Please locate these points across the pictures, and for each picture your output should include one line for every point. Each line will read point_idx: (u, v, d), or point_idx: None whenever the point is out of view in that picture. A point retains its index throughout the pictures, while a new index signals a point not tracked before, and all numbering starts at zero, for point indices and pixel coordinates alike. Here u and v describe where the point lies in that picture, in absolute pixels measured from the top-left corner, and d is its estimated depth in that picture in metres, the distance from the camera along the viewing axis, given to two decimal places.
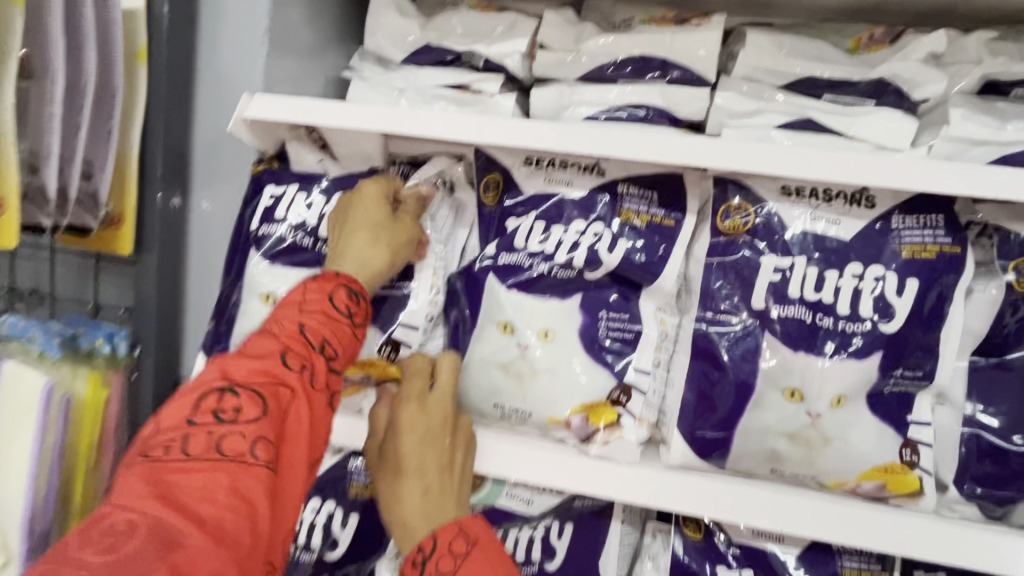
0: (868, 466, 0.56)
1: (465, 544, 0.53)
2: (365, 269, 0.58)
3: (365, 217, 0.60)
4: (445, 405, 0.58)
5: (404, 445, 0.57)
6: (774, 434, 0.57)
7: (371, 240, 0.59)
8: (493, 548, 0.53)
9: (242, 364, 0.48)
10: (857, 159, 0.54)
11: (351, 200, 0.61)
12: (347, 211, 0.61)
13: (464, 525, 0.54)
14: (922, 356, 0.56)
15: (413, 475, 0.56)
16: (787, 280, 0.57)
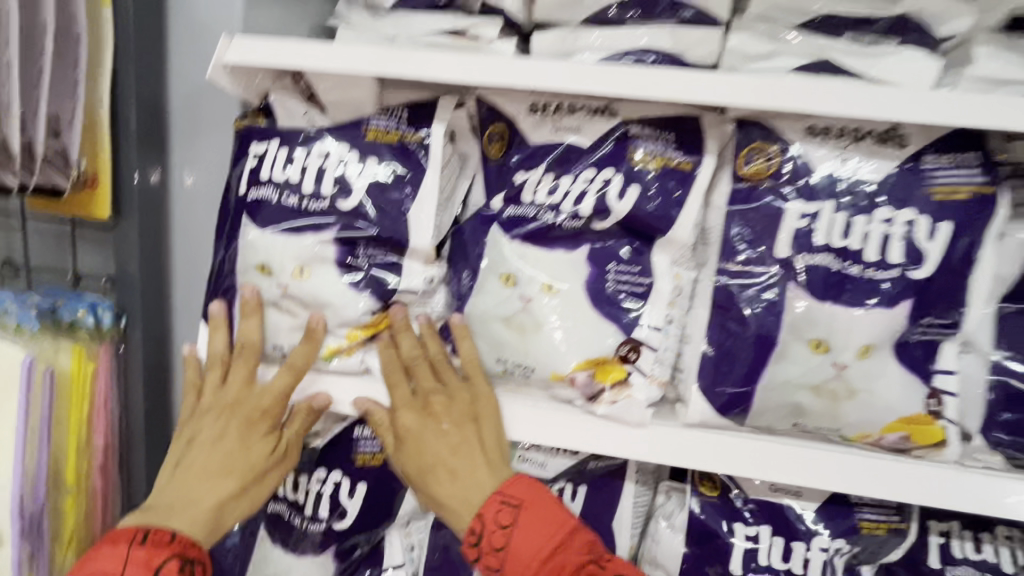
0: (893, 417, 0.54)
1: (510, 511, 0.55)
2: (217, 497, 0.57)
3: (212, 420, 0.59)
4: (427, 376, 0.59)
5: (410, 445, 0.58)
6: (798, 387, 0.55)
7: (216, 468, 0.58)
8: (538, 505, 0.55)
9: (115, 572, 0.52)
10: (889, 94, 0.50)
11: (195, 416, 0.60)
12: (193, 431, 0.60)
13: (504, 492, 0.56)
14: (949, 303, 0.54)
15: (435, 435, 0.58)
16: (813, 227, 0.54)
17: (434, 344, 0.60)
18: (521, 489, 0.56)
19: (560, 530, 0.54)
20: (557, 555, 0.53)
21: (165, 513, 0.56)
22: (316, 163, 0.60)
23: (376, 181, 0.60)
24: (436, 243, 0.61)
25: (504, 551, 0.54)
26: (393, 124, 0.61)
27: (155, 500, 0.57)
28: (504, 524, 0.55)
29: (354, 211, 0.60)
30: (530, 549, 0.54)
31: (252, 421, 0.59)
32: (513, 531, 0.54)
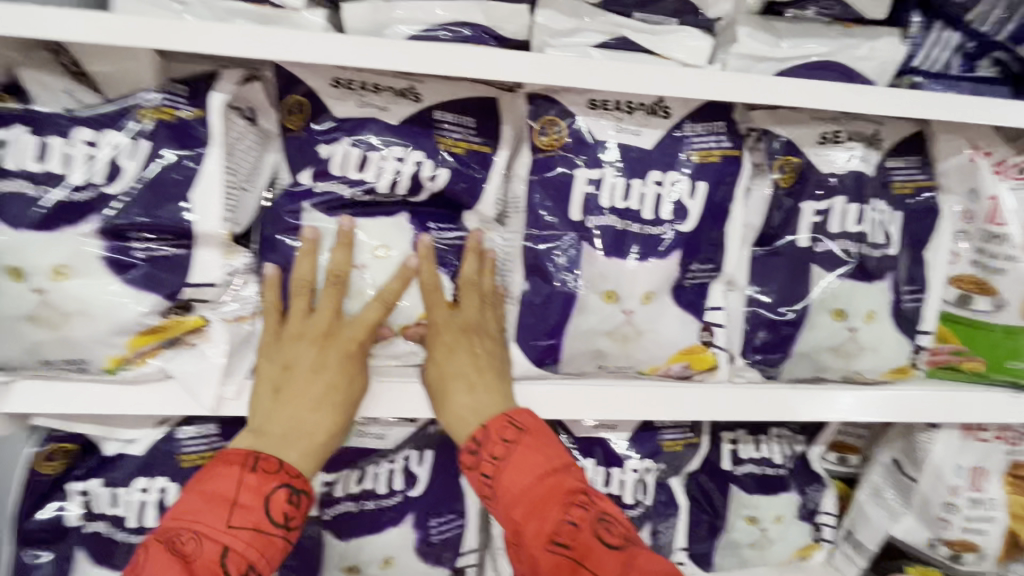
0: (674, 349, 0.64)
1: (516, 430, 0.55)
2: (325, 431, 0.55)
3: (288, 350, 0.56)
4: (326, 318, 0.57)
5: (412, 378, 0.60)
6: (597, 334, 0.62)
7: (313, 402, 0.55)
8: (541, 435, 0.56)
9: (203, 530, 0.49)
10: (652, 71, 0.57)
11: (286, 342, 0.56)
12: (287, 358, 0.56)
13: (513, 415, 0.56)
14: (712, 250, 0.64)
15: (448, 354, 0.58)
16: (599, 191, 0.60)
17: (471, 264, 0.61)
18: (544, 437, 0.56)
19: (557, 458, 0.55)
20: (552, 477, 0.54)
21: (280, 446, 0.54)
22: (81, 151, 0.53)
23: (155, 165, 0.54)
24: (232, 227, 0.58)
25: (499, 465, 0.54)
26: (166, 99, 0.56)
27: (268, 430, 0.54)
28: (506, 439, 0.55)
29: (128, 197, 0.53)
30: (534, 465, 0.54)
31: (352, 354, 0.56)
32: (517, 448, 0.54)
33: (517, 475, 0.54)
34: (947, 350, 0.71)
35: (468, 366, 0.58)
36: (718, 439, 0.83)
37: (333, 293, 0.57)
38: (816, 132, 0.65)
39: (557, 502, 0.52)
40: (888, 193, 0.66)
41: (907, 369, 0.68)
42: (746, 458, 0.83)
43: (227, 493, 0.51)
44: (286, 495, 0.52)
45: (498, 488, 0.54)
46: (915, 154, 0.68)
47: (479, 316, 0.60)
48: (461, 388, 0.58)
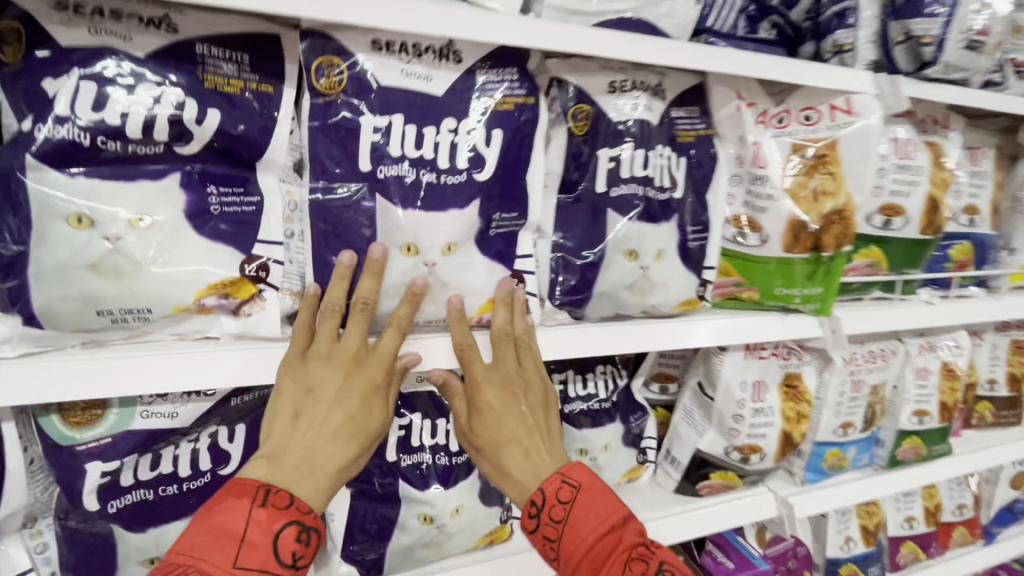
0: (483, 299, 0.65)
1: (570, 489, 0.63)
2: (337, 464, 0.58)
3: (310, 373, 0.57)
4: (349, 351, 0.58)
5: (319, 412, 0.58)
6: (399, 288, 0.61)
7: (327, 435, 0.57)
8: (596, 488, 0.63)
9: (231, 553, 0.51)
10: (438, 11, 0.54)
11: (310, 368, 0.57)
12: (311, 384, 0.57)
13: (567, 474, 0.64)
14: (516, 198, 0.65)
15: (376, 403, 0.60)
16: (387, 140, 0.58)
17: (339, 290, 0.59)
18: (578, 473, 0.65)
19: (615, 514, 0.62)
20: (615, 533, 0.61)
21: (291, 479, 0.56)
22: None
23: None
24: None
25: (563, 522, 0.62)
26: None
27: (283, 460, 0.55)
28: (564, 499, 0.63)
29: None
30: (589, 530, 0.61)
31: (375, 387, 0.59)
32: (574, 505, 0.62)
33: (575, 537, 0.61)
34: (731, 282, 0.82)
35: (498, 409, 0.65)
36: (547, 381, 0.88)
37: (360, 323, 0.58)
38: (605, 81, 0.68)
39: (615, 562, 0.59)
40: (674, 141, 0.73)
41: (696, 301, 0.77)
42: (575, 397, 0.89)
43: (237, 530, 0.52)
44: (294, 534, 0.54)
45: (561, 542, 0.62)
46: (697, 105, 0.75)
47: (524, 368, 0.65)
48: (492, 425, 0.65)
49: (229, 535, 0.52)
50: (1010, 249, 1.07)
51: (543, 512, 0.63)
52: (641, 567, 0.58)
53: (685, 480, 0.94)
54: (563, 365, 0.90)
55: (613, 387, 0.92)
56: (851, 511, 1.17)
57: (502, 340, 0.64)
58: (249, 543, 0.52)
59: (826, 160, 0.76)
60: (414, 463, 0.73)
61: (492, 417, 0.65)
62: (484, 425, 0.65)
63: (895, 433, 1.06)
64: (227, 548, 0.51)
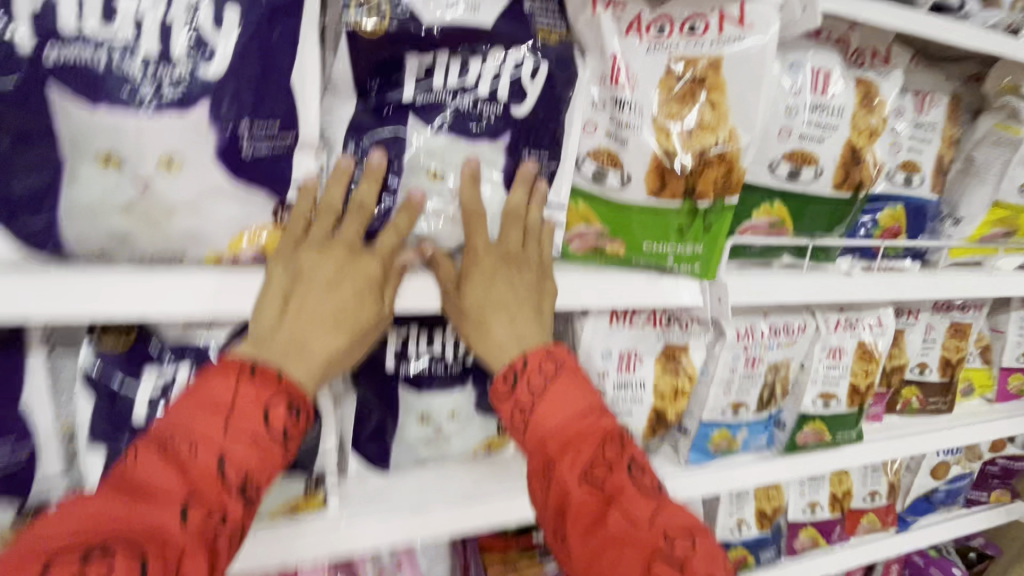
0: (236, 231, 0.53)
1: (552, 364, 0.59)
2: (331, 351, 0.54)
3: (304, 261, 0.53)
4: (348, 242, 0.54)
5: (318, 300, 0.53)
6: (105, 210, 0.48)
7: (320, 323, 0.53)
8: (576, 372, 0.60)
9: (214, 417, 0.47)
10: None
11: (304, 253, 0.53)
12: (302, 268, 0.53)
13: (552, 349, 0.60)
14: (270, 106, 0.51)
15: (336, 302, 0.53)
16: (57, 9, 0.44)
17: (306, 201, 0.53)
18: (564, 355, 0.61)
19: (591, 400, 0.58)
20: (592, 417, 0.57)
21: (281, 358, 0.51)
22: None
23: None
24: None
25: (541, 393, 0.58)
26: None
27: (273, 339, 0.51)
28: (545, 372, 0.59)
29: None
30: (566, 409, 0.57)
31: (369, 283, 0.55)
32: (556, 380, 0.58)
33: (554, 410, 0.57)
34: (593, 233, 0.70)
35: (495, 283, 0.59)
36: (384, 337, 0.77)
37: (358, 216, 0.55)
38: None
39: (590, 440, 0.56)
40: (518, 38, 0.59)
41: None
42: (414, 356, 0.78)
43: (224, 400, 0.48)
44: (286, 409, 0.50)
45: (539, 415, 0.57)
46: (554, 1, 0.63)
47: (528, 246, 0.61)
48: (479, 294, 0.59)
49: (203, 410, 0.47)
50: (955, 218, 0.92)
51: (522, 380, 0.58)
52: (615, 461, 0.55)
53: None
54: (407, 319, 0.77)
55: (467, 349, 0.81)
56: (749, 494, 1.09)
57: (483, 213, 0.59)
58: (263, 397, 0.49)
59: (706, 84, 0.61)
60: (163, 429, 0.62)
61: (479, 287, 0.59)
62: (468, 303, 0.59)
63: (797, 416, 0.95)
64: (187, 432, 0.46)
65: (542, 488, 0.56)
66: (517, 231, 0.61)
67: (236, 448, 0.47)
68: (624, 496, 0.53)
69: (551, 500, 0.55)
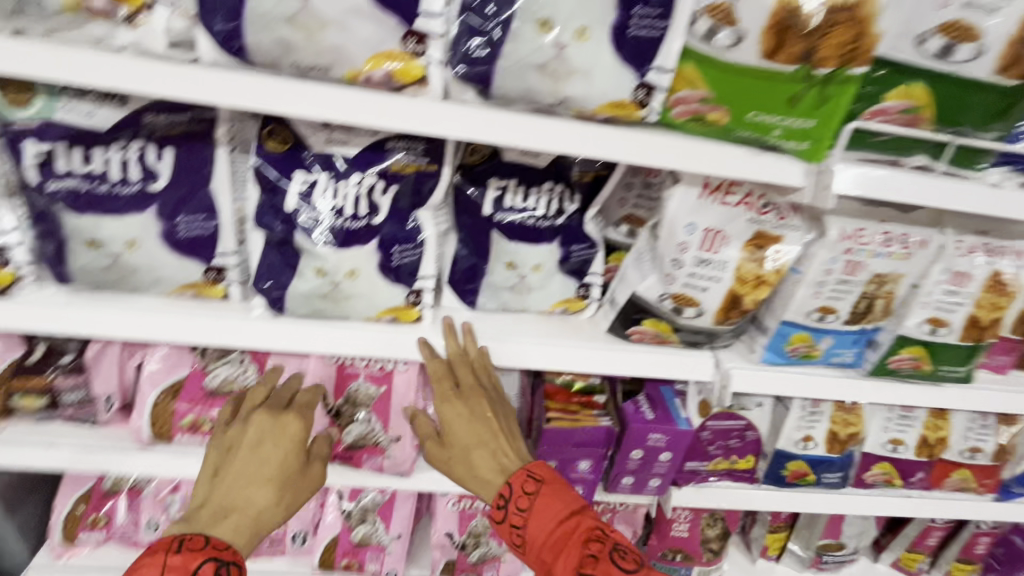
0: (371, 52, 0.63)
1: (535, 483, 0.81)
2: (259, 505, 0.79)
3: (230, 437, 0.82)
4: (264, 420, 0.82)
5: (246, 459, 0.80)
6: (277, 21, 0.61)
7: (250, 483, 0.79)
8: (554, 483, 0.81)
9: (174, 564, 0.71)
10: None
11: (235, 429, 0.82)
12: (231, 440, 0.82)
13: (534, 470, 0.83)
14: None
15: (268, 450, 0.80)
16: None
17: (306, 396, 0.89)
18: (542, 472, 0.83)
19: (571, 504, 0.80)
20: (570, 520, 0.78)
21: (230, 505, 0.78)
22: None
23: None
24: None
25: (526, 516, 0.80)
26: None
27: (199, 514, 0.77)
28: (529, 492, 0.80)
29: None
30: (546, 522, 0.78)
31: (285, 446, 0.81)
32: (539, 496, 0.80)
33: (539, 522, 0.79)
34: (696, 98, 0.68)
35: (456, 415, 0.84)
36: (485, 185, 0.87)
37: (261, 414, 0.83)
38: None
39: (576, 543, 0.76)
40: None
41: (631, 108, 0.67)
42: (509, 207, 0.87)
43: (155, 575, 0.69)
44: (212, 567, 0.72)
45: (534, 534, 0.79)
46: None
47: (470, 418, 0.84)
48: (457, 438, 0.84)
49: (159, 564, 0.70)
50: None
51: (508, 519, 0.81)
52: (596, 557, 0.75)
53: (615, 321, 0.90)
54: (507, 172, 0.86)
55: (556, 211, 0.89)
56: (823, 413, 1.07)
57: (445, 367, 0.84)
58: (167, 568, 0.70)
59: None
60: (304, 220, 0.79)
61: (452, 430, 0.84)
62: (451, 432, 0.85)
63: (895, 336, 0.90)
64: (171, 571, 0.70)
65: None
66: (478, 366, 0.85)
67: None
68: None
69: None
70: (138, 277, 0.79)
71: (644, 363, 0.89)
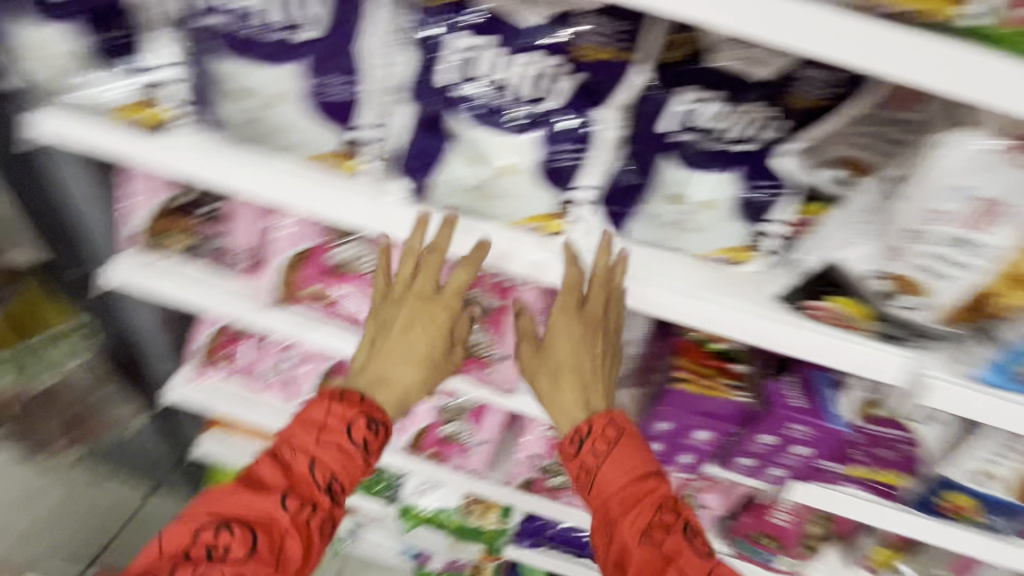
0: None
1: (615, 434, 0.73)
2: (416, 358, 0.76)
3: (407, 307, 0.76)
4: (423, 283, 0.75)
5: (400, 337, 0.76)
6: None
7: (409, 358, 0.76)
8: (632, 446, 0.73)
9: (302, 433, 0.70)
10: None
11: (388, 304, 0.77)
12: (388, 317, 0.77)
13: (610, 416, 0.74)
14: None
15: (419, 326, 0.76)
16: None
17: (418, 238, 0.72)
18: (626, 422, 0.74)
19: (638, 469, 0.72)
20: (640, 483, 0.71)
21: (383, 372, 0.75)
22: None
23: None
24: None
25: (602, 459, 0.72)
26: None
27: (358, 376, 0.76)
28: (607, 439, 0.73)
29: None
30: (619, 478, 0.71)
31: (437, 315, 0.77)
32: (616, 449, 0.72)
33: (612, 472, 0.72)
34: None
35: (564, 328, 0.76)
36: (677, 90, 0.68)
37: (411, 259, 0.74)
38: None
39: (646, 507, 0.69)
40: None
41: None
42: (699, 123, 0.68)
43: (318, 420, 0.70)
44: (366, 424, 0.72)
45: (600, 485, 0.72)
46: None
47: (578, 347, 0.76)
48: (554, 353, 0.77)
49: (276, 471, 0.68)
50: None
51: (574, 459, 0.75)
52: (665, 536, 0.68)
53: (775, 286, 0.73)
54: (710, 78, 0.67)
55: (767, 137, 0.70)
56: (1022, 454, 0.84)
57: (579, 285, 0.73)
58: (342, 463, 0.70)
59: None
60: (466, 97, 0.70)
61: (550, 342, 0.77)
62: (548, 346, 0.78)
63: None
64: (279, 467, 0.68)
65: (601, 517, 0.71)
66: (578, 296, 0.74)
67: (287, 484, 0.68)
68: (678, 558, 0.67)
69: (603, 509, 0.72)
70: (277, 139, 0.75)
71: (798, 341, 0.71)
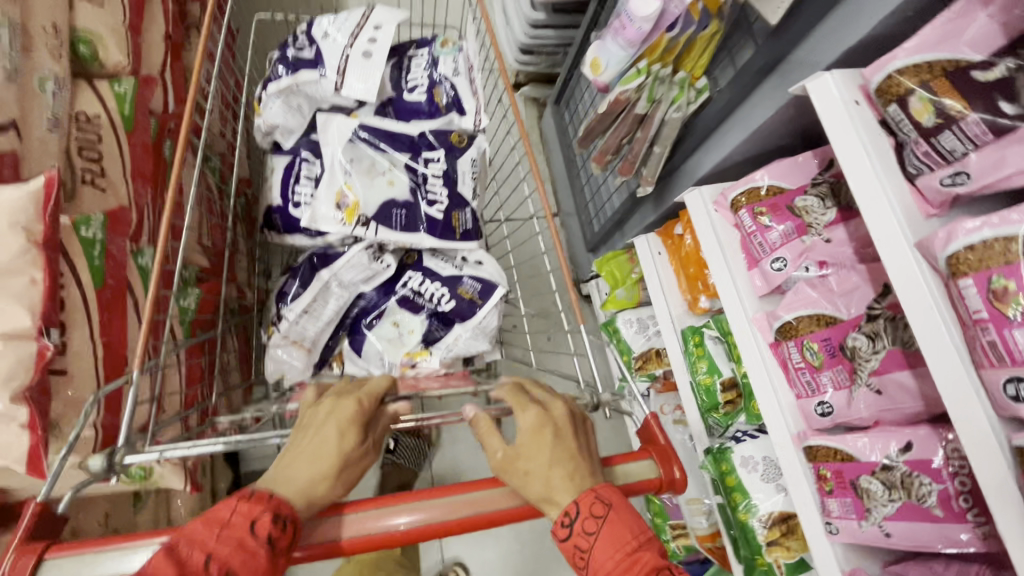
0: None
1: (602, 512, 0.46)
2: (311, 481, 0.44)
3: (318, 419, 0.48)
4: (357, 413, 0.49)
5: (314, 436, 0.47)
6: None
7: (319, 452, 0.46)
8: (625, 522, 0.46)
9: (206, 527, 0.40)
10: None
11: (308, 437, 0.47)
12: (307, 441, 0.47)
13: (600, 491, 0.47)
14: None
15: (322, 431, 0.47)
16: None
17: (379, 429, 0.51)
18: (613, 493, 0.47)
19: (641, 556, 0.45)
20: (641, 557, 0.45)
21: (277, 477, 0.45)
22: None
23: None
24: None
25: (593, 540, 0.46)
26: None
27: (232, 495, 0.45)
28: (590, 529, 0.46)
29: None
30: (608, 561, 0.45)
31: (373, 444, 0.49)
32: (605, 526, 0.46)
33: (608, 561, 0.45)
34: None
35: (533, 447, 0.48)
36: (896, 84, 0.50)
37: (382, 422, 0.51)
38: None
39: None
40: None
41: None
42: (937, 143, 0.48)
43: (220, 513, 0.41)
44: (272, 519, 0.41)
45: (592, 566, 0.46)
46: None
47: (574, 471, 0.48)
48: (528, 466, 0.47)
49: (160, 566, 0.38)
50: None
51: (569, 540, 0.46)
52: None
53: (926, 341, 0.48)
54: (939, 75, 0.48)
55: (962, 140, 0.47)
56: None
57: (571, 424, 0.51)
58: (223, 552, 0.39)
59: None
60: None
61: (522, 462, 0.47)
62: (517, 467, 0.47)
63: None
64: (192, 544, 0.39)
65: None
66: (563, 412, 0.51)
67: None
68: None
69: None
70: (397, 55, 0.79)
71: (952, 414, 0.47)
